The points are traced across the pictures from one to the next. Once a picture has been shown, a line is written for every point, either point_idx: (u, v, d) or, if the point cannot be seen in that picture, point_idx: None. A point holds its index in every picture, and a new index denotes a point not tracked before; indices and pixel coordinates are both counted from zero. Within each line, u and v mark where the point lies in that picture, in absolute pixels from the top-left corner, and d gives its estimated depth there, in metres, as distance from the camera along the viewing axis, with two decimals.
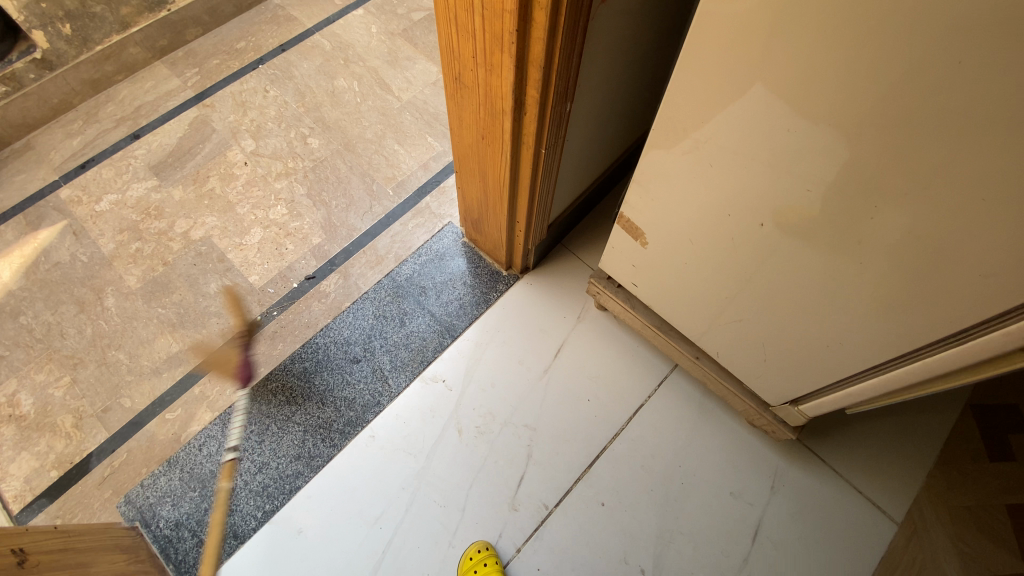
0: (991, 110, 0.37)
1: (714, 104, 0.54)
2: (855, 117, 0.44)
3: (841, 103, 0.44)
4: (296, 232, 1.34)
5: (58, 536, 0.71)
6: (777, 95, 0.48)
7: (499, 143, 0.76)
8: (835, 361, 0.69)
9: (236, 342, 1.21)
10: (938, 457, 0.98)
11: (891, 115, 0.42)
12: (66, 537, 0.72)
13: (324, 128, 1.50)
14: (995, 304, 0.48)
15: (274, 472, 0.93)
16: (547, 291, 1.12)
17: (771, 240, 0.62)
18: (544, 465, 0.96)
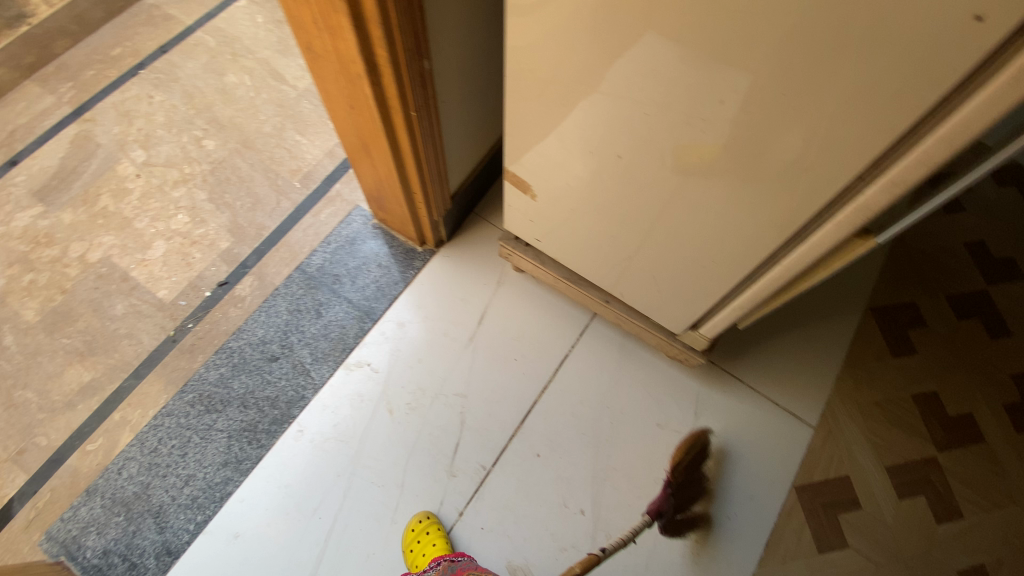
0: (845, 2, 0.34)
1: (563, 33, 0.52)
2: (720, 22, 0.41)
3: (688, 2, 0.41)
4: (202, 239, 1.29)
5: None
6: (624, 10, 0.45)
7: (368, 113, 0.74)
8: (717, 282, 0.71)
9: (153, 361, 1.16)
10: (845, 359, 1.05)
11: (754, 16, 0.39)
12: None
13: (219, 128, 1.43)
14: (829, 199, 0.48)
15: (202, 482, 0.90)
16: (464, 261, 1.11)
17: (635, 170, 0.63)
18: (479, 430, 0.97)
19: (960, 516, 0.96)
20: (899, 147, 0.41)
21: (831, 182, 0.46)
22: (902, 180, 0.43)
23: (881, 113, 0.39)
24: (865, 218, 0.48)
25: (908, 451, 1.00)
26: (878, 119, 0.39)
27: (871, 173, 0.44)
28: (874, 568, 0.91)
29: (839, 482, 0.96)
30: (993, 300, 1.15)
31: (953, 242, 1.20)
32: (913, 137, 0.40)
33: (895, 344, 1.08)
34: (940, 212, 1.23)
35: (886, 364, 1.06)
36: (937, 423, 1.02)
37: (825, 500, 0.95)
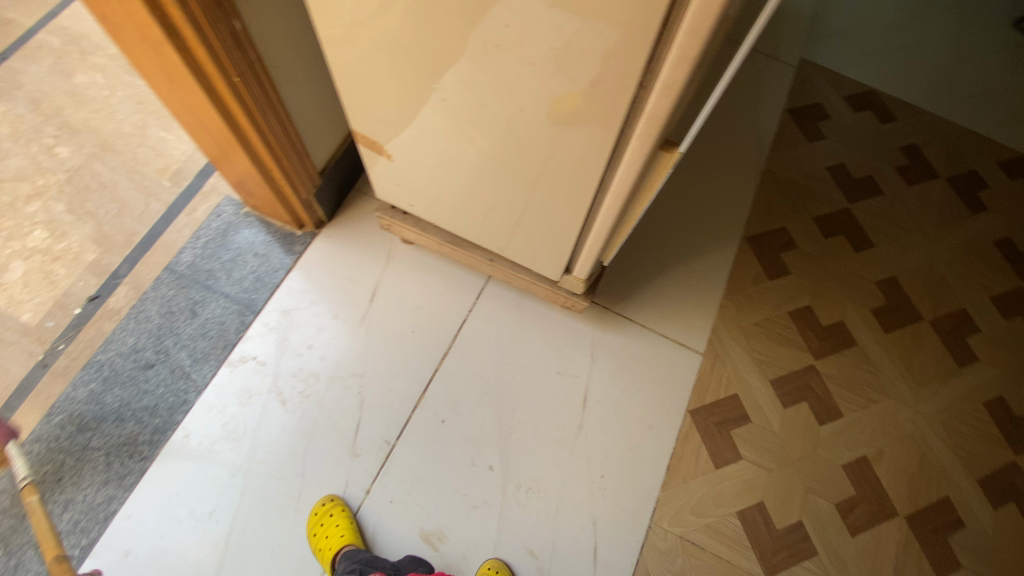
0: None
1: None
2: None
3: None
4: (65, 253, 1.19)
5: None
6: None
7: (189, 86, 0.70)
8: (569, 216, 0.73)
9: (24, 391, 1.06)
10: (726, 287, 1.11)
11: None
12: None
13: (72, 133, 1.32)
14: (625, 110, 0.51)
15: (82, 506, 0.84)
16: (348, 240, 1.08)
17: (464, 110, 0.63)
18: (380, 405, 0.95)
19: (840, 415, 1.04)
20: (660, 47, 0.44)
21: (619, 92, 0.49)
22: (674, 82, 0.45)
23: (633, 13, 0.41)
24: (658, 127, 0.51)
25: (789, 364, 1.07)
26: (632, 19, 0.42)
27: (648, 78, 0.47)
28: (765, 474, 0.98)
29: (729, 401, 1.02)
30: (854, 216, 1.23)
31: (815, 167, 1.28)
32: (667, 36, 0.43)
33: (770, 267, 1.14)
34: (803, 140, 1.31)
35: (763, 287, 1.12)
36: (814, 334, 1.10)
37: (716, 419, 1.00)
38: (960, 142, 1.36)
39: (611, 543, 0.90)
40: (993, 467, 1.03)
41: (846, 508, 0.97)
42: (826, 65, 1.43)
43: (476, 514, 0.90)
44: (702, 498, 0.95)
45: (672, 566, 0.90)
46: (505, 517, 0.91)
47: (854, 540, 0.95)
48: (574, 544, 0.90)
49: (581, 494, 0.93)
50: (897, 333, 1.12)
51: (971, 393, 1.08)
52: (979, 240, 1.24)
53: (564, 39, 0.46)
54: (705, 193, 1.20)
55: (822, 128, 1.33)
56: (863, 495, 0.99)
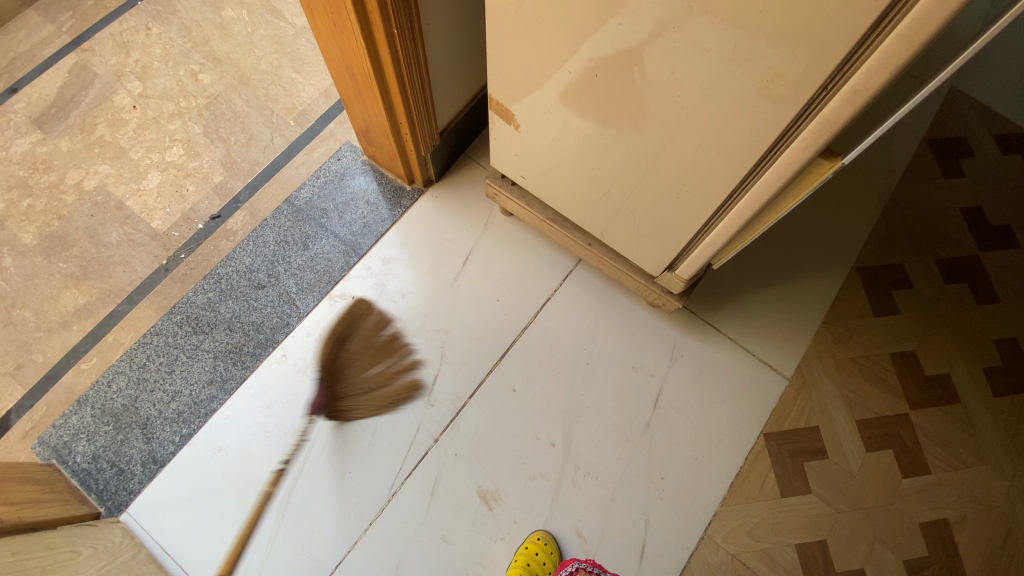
0: None
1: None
2: None
3: None
4: (196, 172, 1.30)
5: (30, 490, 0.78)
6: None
7: (351, 30, 0.74)
8: (689, 213, 0.72)
9: (146, 288, 1.18)
10: (826, 316, 1.06)
11: None
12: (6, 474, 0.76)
13: (215, 63, 1.42)
14: (796, 109, 0.49)
15: (188, 398, 0.94)
16: (452, 202, 1.11)
17: (613, 89, 0.63)
18: (458, 363, 0.99)
19: (927, 472, 0.97)
20: (858, 53, 0.42)
21: (797, 92, 0.47)
22: (865, 86, 0.44)
23: (842, 13, 0.39)
24: (830, 132, 0.49)
25: (880, 407, 1.01)
26: (837, 19, 0.40)
27: (835, 81, 0.45)
28: (834, 513, 0.93)
29: (808, 431, 0.98)
30: (983, 265, 1.13)
31: (948, 206, 1.18)
32: (870, 44, 0.41)
33: (878, 303, 1.08)
34: (939, 176, 1.21)
35: (867, 323, 1.06)
36: (914, 382, 1.03)
37: (791, 447, 0.97)
38: None
39: (660, 543, 0.90)
40: None
41: (915, 568, 0.92)
42: (981, 98, 1.30)
43: (532, 486, 0.92)
44: (762, 522, 0.92)
45: None
46: (559, 494, 0.92)
47: None
48: (623, 536, 0.90)
49: (637, 490, 0.93)
50: (1011, 400, 1.03)
51: None
52: None
53: (751, 29, 0.45)
54: (821, 215, 1.14)
55: (963, 165, 1.22)
56: (938, 558, 0.93)
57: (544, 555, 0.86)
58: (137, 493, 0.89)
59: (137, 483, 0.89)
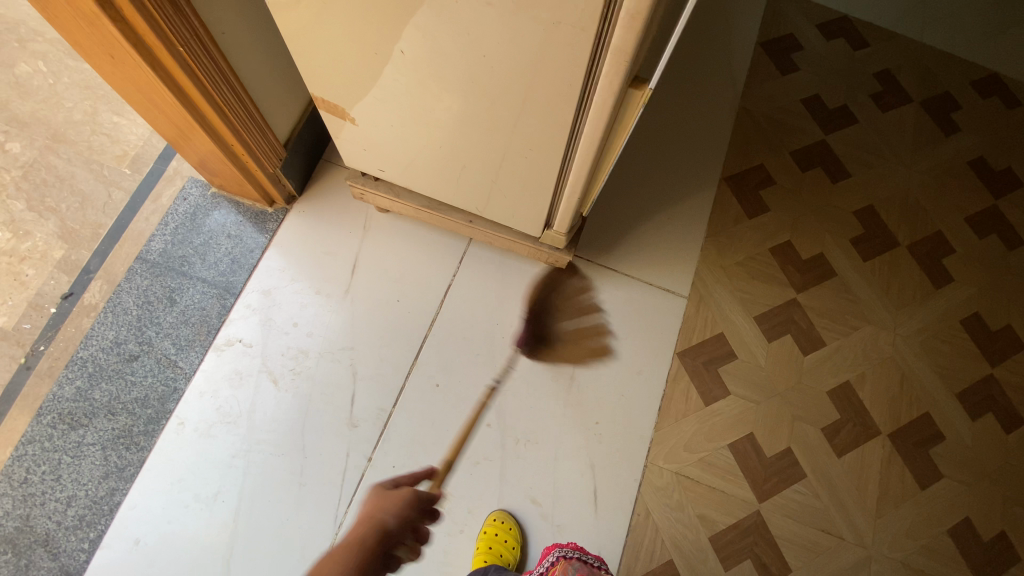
0: None
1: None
2: None
3: None
4: (32, 252, 1.15)
5: None
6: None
7: (131, 60, 0.66)
8: (541, 168, 0.72)
9: (10, 394, 1.05)
10: (707, 230, 1.11)
11: None
12: None
13: (20, 126, 1.26)
14: (589, 46, 0.49)
15: (86, 499, 0.85)
16: (323, 214, 1.05)
17: (426, 62, 0.60)
18: (373, 375, 0.96)
19: (823, 345, 1.07)
20: None
21: (584, 29, 0.47)
22: (638, 11, 0.44)
23: None
24: (626, 61, 0.49)
25: (772, 299, 1.08)
26: None
27: (611, 10, 0.45)
28: (754, 407, 1.01)
29: (715, 340, 1.04)
30: (830, 147, 1.23)
31: (790, 101, 1.26)
32: None
33: (749, 206, 1.15)
34: (777, 74, 1.29)
35: (745, 226, 1.13)
36: (795, 269, 1.11)
37: (705, 359, 1.02)
38: (933, 64, 1.35)
39: (609, 484, 0.94)
40: (971, 380, 1.07)
41: (831, 432, 1.01)
42: None
43: (477, 471, 0.92)
44: (694, 435, 0.98)
45: (669, 501, 0.94)
46: (505, 471, 0.93)
47: (840, 461, 0.99)
48: (575, 489, 0.93)
49: (577, 442, 0.95)
50: (877, 261, 1.14)
51: (947, 313, 1.11)
52: (952, 162, 1.25)
53: None
54: (682, 137, 1.18)
55: (795, 59, 1.31)
56: (848, 418, 1.02)
57: (504, 533, 0.87)
58: None
59: None
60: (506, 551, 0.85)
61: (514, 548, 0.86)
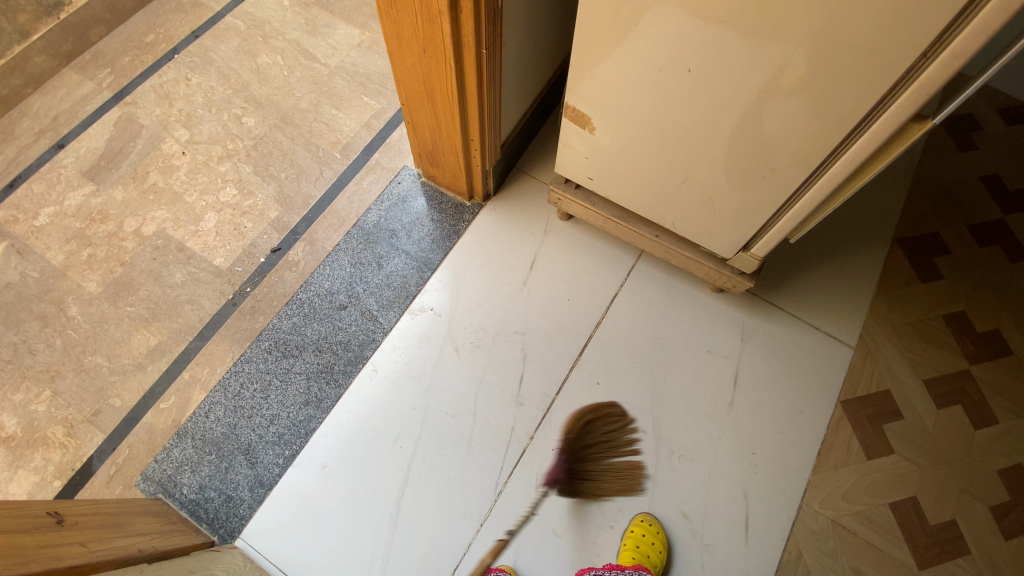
0: None
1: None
2: None
3: None
4: (252, 209, 1.34)
5: (155, 520, 0.81)
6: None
7: (440, 52, 0.80)
8: (773, 189, 0.77)
9: (216, 324, 1.21)
10: (877, 287, 1.12)
11: None
12: (116, 509, 0.77)
13: (257, 106, 1.48)
14: (897, 76, 0.55)
15: (287, 421, 0.95)
16: (511, 214, 1.17)
17: (705, 85, 0.69)
18: (541, 362, 1.02)
19: (996, 422, 1.02)
20: (960, 21, 0.48)
21: (897, 62, 0.53)
22: (964, 50, 0.50)
23: None
24: (927, 94, 0.55)
25: (942, 366, 1.06)
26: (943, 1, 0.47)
27: (933, 49, 0.51)
28: (917, 470, 0.98)
29: (880, 395, 1.03)
30: (1009, 227, 1.21)
31: (968, 177, 1.26)
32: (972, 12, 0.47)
33: (922, 270, 1.15)
34: (955, 150, 1.30)
35: (916, 289, 1.13)
36: (969, 340, 1.09)
37: (869, 412, 1.01)
38: None
39: (761, 514, 0.93)
40: None
41: (1001, 513, 0.95)
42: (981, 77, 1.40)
43: (628, 470, 0.95)
44: (854, 486, 0.96)
45: (823, 547, 0.91)
46: (657, 478, 0.95)
47: (1011, 546, 0.93)
48: (726, 512, 0.93)
49: (731, 466, 0.96)
50: None
51: None
52: None
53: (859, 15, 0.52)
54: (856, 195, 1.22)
55: (975, 139, 1.32)
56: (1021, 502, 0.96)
57: (651, 535, 0.88)
58: (248, 518, 0.89)
59: (247, 508, 0.90)
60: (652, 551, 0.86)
61: (660, 551, 0.87)
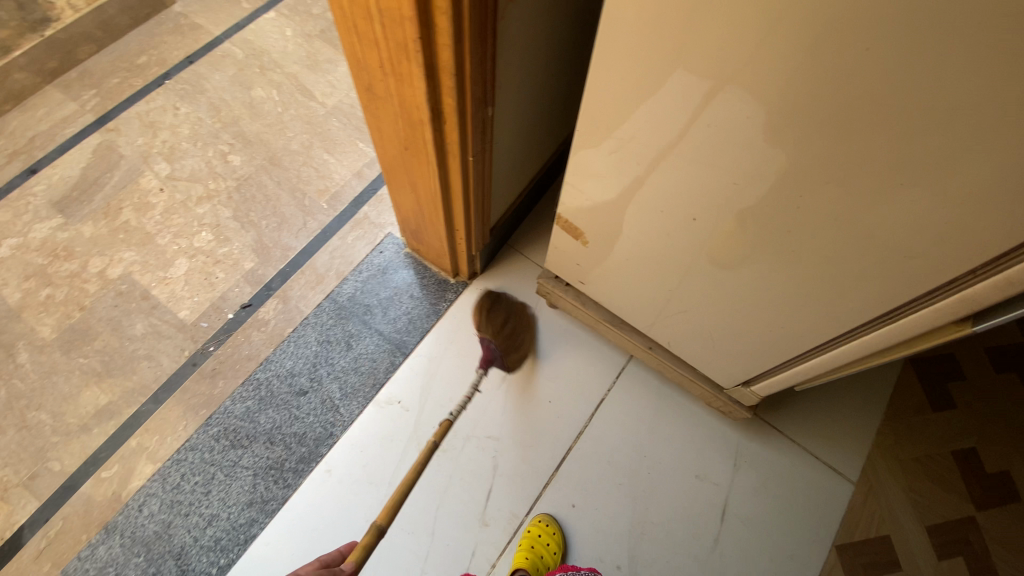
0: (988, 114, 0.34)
1: (663, 96, 0.50)
2: (840, 108, 0.40)
3: (812, 90, 0.40)
4: (226, 258, 1.25)
5: None
6: (754, 75, 0.42)
7: (423, 154, 0.72)
8: (782, 342, 0.69)
9: (173, 386, 1.12)
10: (884, 414, 1.03)
11: (874, 103, 0.38)
12: None
13: (245, 143, 1.40)
14: (937, 282, 0.47)
15: (227, 523, 0.87)
16: (497, 297, 1.08)
17: (710, 236, 0.62)
18: (512, 475, 0.93)
19: None
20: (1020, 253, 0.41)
21: (940, 270, 0.46)
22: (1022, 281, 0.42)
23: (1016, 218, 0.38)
24: (970, 308, 0.47)
25: (947, 510, 0.96)
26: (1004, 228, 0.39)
27: (984, 270, 0.43)
28: None
29: (877, 542, 0.93)
30: None
31: None
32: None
33: (933, 397, 1.05)
34: None
35: (926, 419, 1.03)
36: (977, 481, 0.98)
37: (864, 560, 0.92)
38: None
39: None
40: None
41: None
42: None
43: (564, 479, 0.94)
44: None
45: None
46: None
47: None
48: None
49: None
50: None
51: None
52: None
53: (898, 218, 0.44)
54: None
55: None
56: None
57: (547, 536, 0.87)
58: None
59: None
60: (547, 553, 0.85)
61: (554, 553, 0.86)
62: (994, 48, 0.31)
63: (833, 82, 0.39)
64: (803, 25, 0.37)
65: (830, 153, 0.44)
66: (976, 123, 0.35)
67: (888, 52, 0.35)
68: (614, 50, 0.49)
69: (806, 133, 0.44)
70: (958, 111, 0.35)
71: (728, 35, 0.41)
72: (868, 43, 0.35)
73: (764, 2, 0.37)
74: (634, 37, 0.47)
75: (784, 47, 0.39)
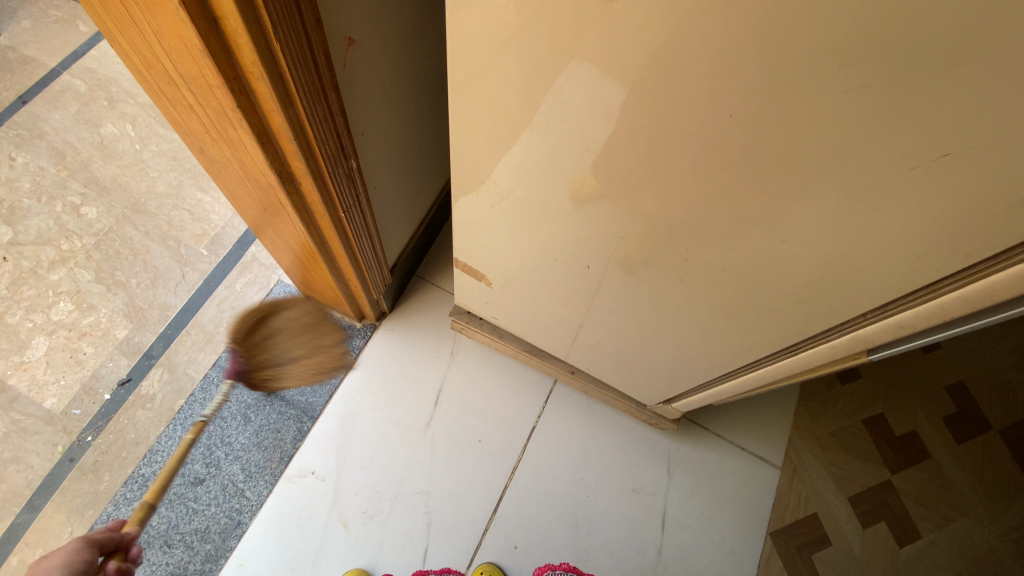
0: (857, 172, 0.32)
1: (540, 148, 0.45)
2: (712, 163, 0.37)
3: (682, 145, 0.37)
4: (93, 329, 1.09)
5: None
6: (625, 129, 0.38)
7: (285, 217, 0.64)
8: (694, 368, 0.67)
9: (50, 488, 0.96)
10: (799, 395, 1.08)
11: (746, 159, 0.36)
12: None
13: (101, 191, 1.22)
14: (830, 324, 0.46)
15: None
16: (410, 336, 1.02)
17: (607, 278, 0.59)
18: (448, 529, 0.89)
19: (919, 537, 0.98)
20: (905, 300, 0.40)
21: (835, 313, 0.45)
22: (911, 325, 0.41)
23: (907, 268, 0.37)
24: (866, 344, 0.46)
25: (866, 478, 1.01)
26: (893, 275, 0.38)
27: (875, 313, 0.43)
28: None
29: (808, 521, 0.97)
30: None
31: None
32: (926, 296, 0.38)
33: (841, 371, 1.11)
34: None
35: (837, 394, 1.08)
36: (889, 446, 1.05)
37: (798, 543, 0.95)
38: None
39: None
40: None
41: None
42: None
43: (503, 524, 0.90)
44: None
45: None
46: None
47: None
48: None
49: None
50: (971, 445, 1.06)
51: None
52: None
53: (789, 268, 0.42)
54: None
55: None
56: None
57: None
58: None
59: None
60: None
61: None
62: (862, 116, 0.29)
63: (704, 140, 0.36)
64: (667, 82, 0.33)
65: (713, 209, 0.41)
66: (851, 186, 0.34)
67: (750, 111, 0.32)
68: (480, 103, 0.44)
69: (682, 187, 0.41)
70: (828, 174, 0.34)
71: (592, 89, 0.37)
72: (744, 103, 0.32)
73: (625, 60, 0.34)
74: (501, 91, 0.41)
75: (660, 105, 0.35)
